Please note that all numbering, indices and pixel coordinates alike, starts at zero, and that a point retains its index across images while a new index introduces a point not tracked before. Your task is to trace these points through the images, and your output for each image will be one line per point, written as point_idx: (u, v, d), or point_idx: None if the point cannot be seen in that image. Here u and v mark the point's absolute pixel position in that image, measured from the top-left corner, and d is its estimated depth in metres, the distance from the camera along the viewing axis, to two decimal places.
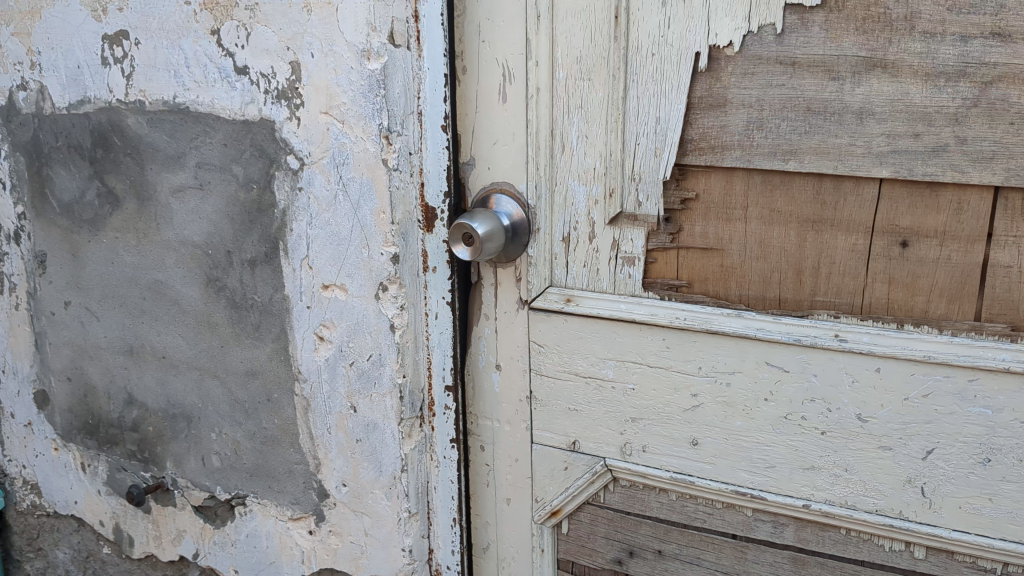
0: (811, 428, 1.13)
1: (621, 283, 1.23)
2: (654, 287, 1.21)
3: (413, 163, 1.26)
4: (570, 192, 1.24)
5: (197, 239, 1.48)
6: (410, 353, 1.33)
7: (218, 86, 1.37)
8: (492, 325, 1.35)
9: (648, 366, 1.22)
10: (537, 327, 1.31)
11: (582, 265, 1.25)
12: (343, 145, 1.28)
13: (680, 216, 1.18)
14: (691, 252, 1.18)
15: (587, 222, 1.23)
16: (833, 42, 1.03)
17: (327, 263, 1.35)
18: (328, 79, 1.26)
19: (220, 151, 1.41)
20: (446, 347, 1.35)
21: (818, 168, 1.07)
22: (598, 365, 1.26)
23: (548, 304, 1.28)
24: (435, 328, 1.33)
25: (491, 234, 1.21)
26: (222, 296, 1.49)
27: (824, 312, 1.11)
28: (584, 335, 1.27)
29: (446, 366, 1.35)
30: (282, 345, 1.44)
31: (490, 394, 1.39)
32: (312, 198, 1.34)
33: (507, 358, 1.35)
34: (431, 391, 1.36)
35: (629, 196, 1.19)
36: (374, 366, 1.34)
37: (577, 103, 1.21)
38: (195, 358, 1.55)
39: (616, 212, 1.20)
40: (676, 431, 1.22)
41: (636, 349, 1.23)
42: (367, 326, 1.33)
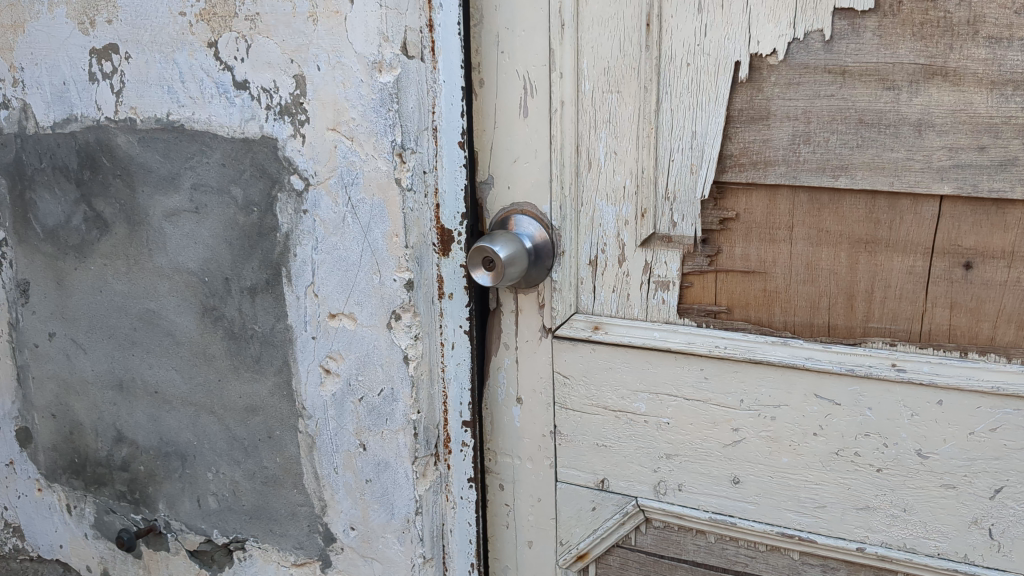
0: (865, 465, 1.05)
1: (654, 309, 1.15)
2: (690, 313, 1.13)
3: (428, 183, 1.18)
4: (598, 212, 1.16)
5: (192, 265, 1.39)
6: (425, 386, 1.24)
7: (215, 102, 1.29)
8: (512, 355, 1.26)
9: (684, 399, 1.14)
10: (561, 357, 1.22)
11: (611, 290, 1.17)
12: (352, 164, 1.19)
13: (719, 237, 1.10)
14: (730, 276, 1.10)
15: (616, 245, 1.15)
16: (887, 49, 0.95)
17: (334, 289, 1.26)
18: (336, 93, 1.18)
19: (217, 171, 1.32)
20: (464, 380, 1.26)
21: (873, 184, 0.99)
22: (629, 398, 1.18)
23: (574, 332, 1.20)
24: (451, 358, 1.24)
25: (513, 258, 1.14)
26: (219, 326, 1.39)
27: (878, 339, 1.03)
28: (613, 365, 1.18)
29: (464, 399, 1.26)
30: (283, 379, 1.34)
31: (510, 428, 1.30)
32: (317, 220, 1.25)
33: (528, 391, 1.26)
34: (447, 427, 1.27)
35: (663, 216, 1.11)
36: (386, 401, 1.26)
37: (604, 117, 1.13)
38: (190, 393, 1.46)
39: (648, 233, 1.13)
40: (715, 469, 1.14)
41: (671, 381, 1.14)
42: (378, 357, 1.25)
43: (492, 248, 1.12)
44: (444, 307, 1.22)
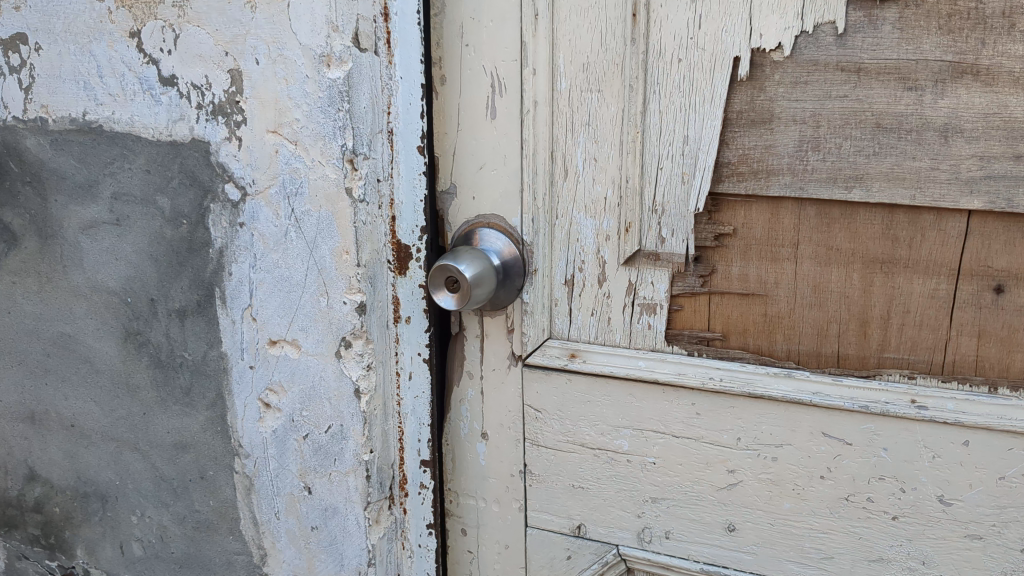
0: (879, 513, 0.93)
1: (638, 335, 1.02)
2: (679, 340, 1.01)
3: (381, 193, 1.04)
4: (575, 226, 1.03)
5: (113, 284, 1.23)
6: (379, 422, 1.10)
7: (139, 99, 1.13)
8: (477, 386, 1.13)
9: (672, 436, 1.01)
10: (533, 389, 1.09)
11: (590, 313, 1.05)
12: (296, 171, 1.05)
13: (713, 255, 0.98)
14: (726, 298, 0.98)
15: (595, 263, 1.03)
16: (909, 44, 0.84)
17: (275, 312, 1.11)
18: (277, 90, 1.03)
19: (141, 178, 1.16)
20: (423, 414, 1.11)
21: (891, 197, 0.88)
22: (610, 435, 1.05)
23: (548, 360, 1.06)
24: (408, 390, 1.10)
25: (479, 277, 1.00)
26: (144, 353, 1.23)
27: (894, 372, 0.91)
28: (591, 398, 1.05)
29: (422, 435, 1.12)
30: (217, 413, 1.19)
31: (474, 467, 1.16)
32: (256, 234, 1.10)
33: (495, 426, 1.13)
34: (403, 466, 1.13)
35: (649, 231, 0.99)
36: (334, 439, 1.11)
37: (583, 119, 1.00)
38: (112, 427, 1.29)
39: (633, 250, 1.00)
40: (708, 515, 1.02)
41: (658, 416, 1.01)
42: (325, 389, 1.10)
43: (456, 266, 0.99)
44: (400, 332, 1.09)
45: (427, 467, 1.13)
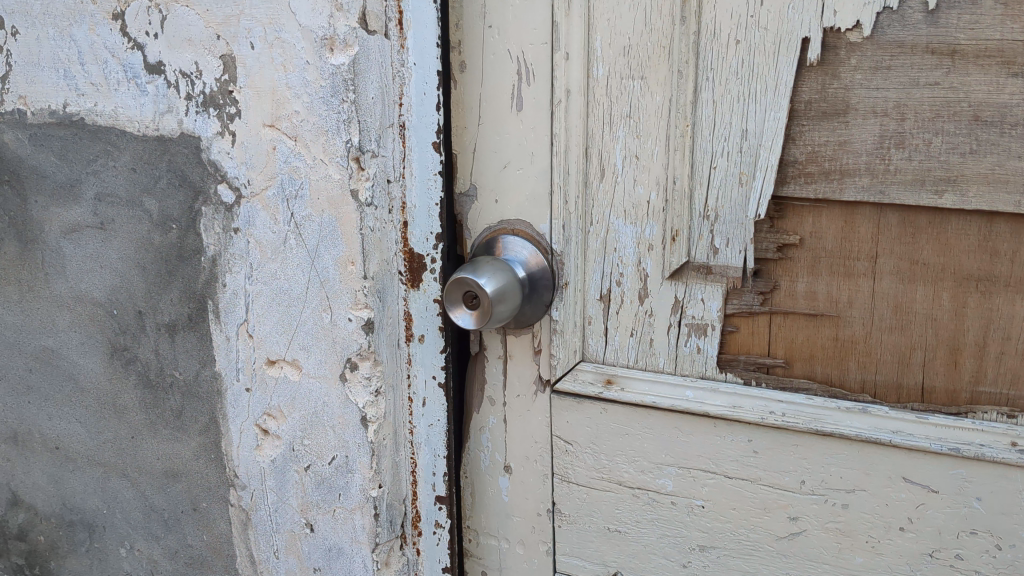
0: (969, 572, 0.81)
1: (685, 360, 0.89)
2: (734, 368, 0.88)
3: (392, 195, 0.91)
4: (613, 233, 0.90)
5: (97, 294, 1.11)
6: (389, 454, 0.97)
7: (123, 89, 1.01)
8: (499, 414, 1.00)
9: (724, 476, 0.89)
10: (562, 419, 0.96)
11: (629, 333, 0.91)
12: (295, 170, 0.92)
13: (775, 269, 0.85)
14: (789, 320, 0.85)
15: (635, 275, 0.90)
16: (1017, 21, 0.70)
17: (273, 329, 0.99)
18: (274, 79, 0.91)
19: (126, 178, 1.04)
20: (438, 445, 0.98)
21: (991, 203, 0.74)
22: (651, 473, 0.92)
23: (581, 387, 0.94)
24: (422, 417, 0.98)
25: (503, 293, 0.88)
26: (131, 370, 1.11)
27: (990, 409, 0.78)
28: (630, 431, 0.92)
29: (437, 468, 0.99)
30: (210, 440, 1.07)
31: (496, 503, 1.03)
32: (251, 240, 0.97)
33: (520, 458, 1.00)
34: (417, 503, 1.00)
35: (699, 240, 0.86)
36: (338, 472, 0.99)
37: (623, 110, 0.87)
38: (98, 451, 1.18)
39: (680, 263, 0.88)
40: (764, 567, 0.90)
41: (708, 454, 0.89)
42: (328, 416, 0.98)
43: (477, 279, 0.86)
44: (412, 351, 0.96)
45: (443, 504, 1.00)
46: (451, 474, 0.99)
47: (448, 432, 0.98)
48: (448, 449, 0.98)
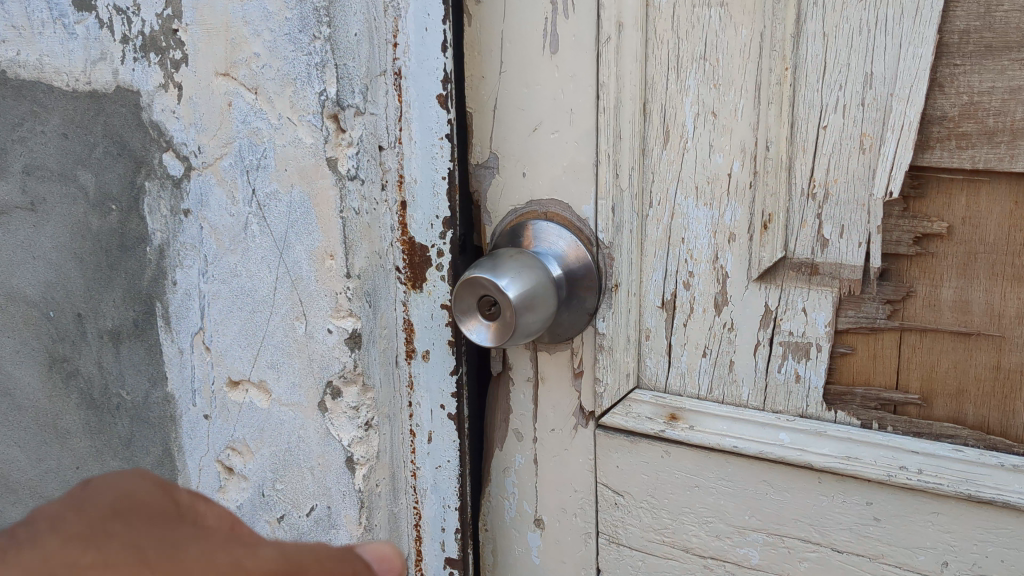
0: None
1: (777, 392, 0.66)
2: (847, 405, 0.64)
3: (384, 165, 0.69)
4: (681, 217, 0.67)
5: (29, 292, 0.89)
6: (385, 504, 0.76)
7: (48, 31, 0.79)
8: (526, 453, 0.77)
9: (831, 550, 0.66)
10: (610, 463, 0.74)
11: (700, 352, 0.69)
12: (255, 134, 0.70)
13: (911, 269, 0.61)
14: (930, 340, 0.61)
15: (711, 275, 0.67)
16: None
17: (235, 342, 0.77)
18: (226, 12, 0.68)
19: (58, 146, 0.83)
20: (448, 494, 0.76)
21: None
22: (730, 540, 0.70)
23: (635, 423, 0.71)
24: (427, 456, 0.76)
25: (530, 300, 0.65)
26: (73, 387, 0.90)
27: None
28: (701, 483, 0.70)
29: (447, 522, 0.77)
30: (167, 475, 0.86)
31: (524, 564, 0.80)
32: (204, 226, 0.75)
33: (554, 511, 0.77)
34: (422, 564, 0.79)
35: (801, 228, 0.63)
36: (319, 527, 0.77)
37: (695, 50, 0.63)
38: (40, 482, 0.97)
39: (774, 262, 0.64)
40: None
41: (809, 519, 0.66)
42: (305, 455, 0.75)
43: (493, 279, 0.63)
44: (414, 370, 0.74)
45: (454, 568, 0.78)
46: (463, 532, 0.77)
47: (461, 478, 0.75)
48: (460, 500, 0.76)
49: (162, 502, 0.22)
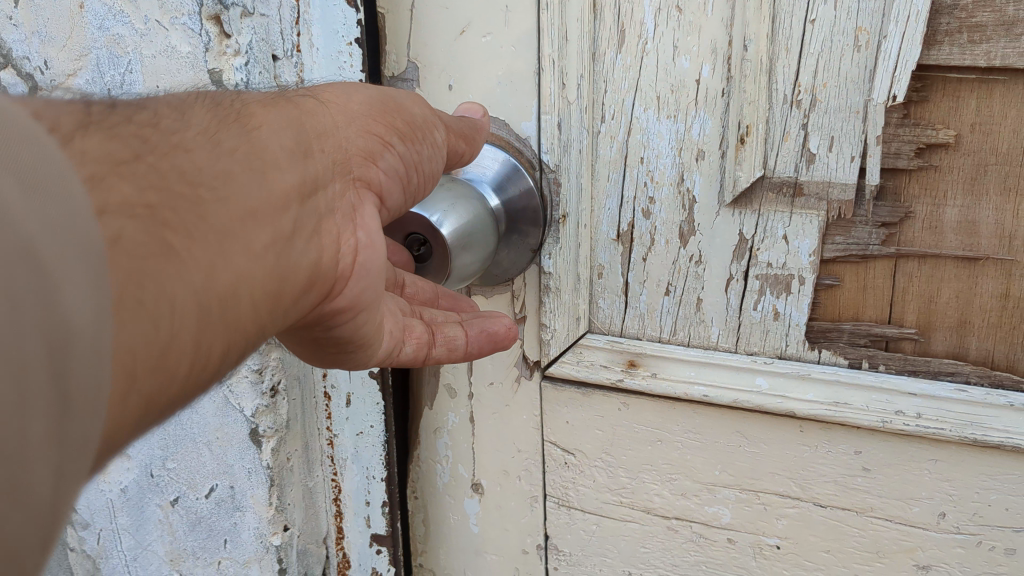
0: None
1: (752, 332, 0.58)
2: (833, 343, 0.57)
3: (280, 79, 0.58)
4: (638, 133, 0.58)
5: None
6: (299, 479, 0.65)
7: None
8: (460, 410, 0.67)
9: (814, 505, 0.59)
10: (559, 418, 0.65)
11: (662, 289, 0.60)
12: (118, 43, 0.57)
13: (910, 186, 0.53)
14: (929, 267, 0.54)
15: (675, 200, 0.58)
16: None
17: None
18: None
19: None
20: (373, 464, 0.66)
21: None
22: (697, 499, 0.62)
23: (587, 373, 0.62)
24: (345, 422, 0.65)
25: (468, 238, 0.55)
26: None
27: None
28: (665, 437, 0.62)
29: (372, 495, 0.67)
30: None
31: (460, 534, 0.71)
32: None
33: (495, 473, 0.68)
34: (343, 544, 0.69)
35: (783, 141, 0.54)
36: (220, 510, 0.65)
37: None
38: None
39: (752, 182, 0.55)
40: None
41: (790, 473, 0.59)
42: (199, 430, 0.63)
43: (427, 213, 0.53)
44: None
45: (382, 546, 0.69)
46: (392, 506, 0.67)
47: (387, 444, 0.65)
48: (387, 470, 0.66)
49: (296, 107, 0.39)
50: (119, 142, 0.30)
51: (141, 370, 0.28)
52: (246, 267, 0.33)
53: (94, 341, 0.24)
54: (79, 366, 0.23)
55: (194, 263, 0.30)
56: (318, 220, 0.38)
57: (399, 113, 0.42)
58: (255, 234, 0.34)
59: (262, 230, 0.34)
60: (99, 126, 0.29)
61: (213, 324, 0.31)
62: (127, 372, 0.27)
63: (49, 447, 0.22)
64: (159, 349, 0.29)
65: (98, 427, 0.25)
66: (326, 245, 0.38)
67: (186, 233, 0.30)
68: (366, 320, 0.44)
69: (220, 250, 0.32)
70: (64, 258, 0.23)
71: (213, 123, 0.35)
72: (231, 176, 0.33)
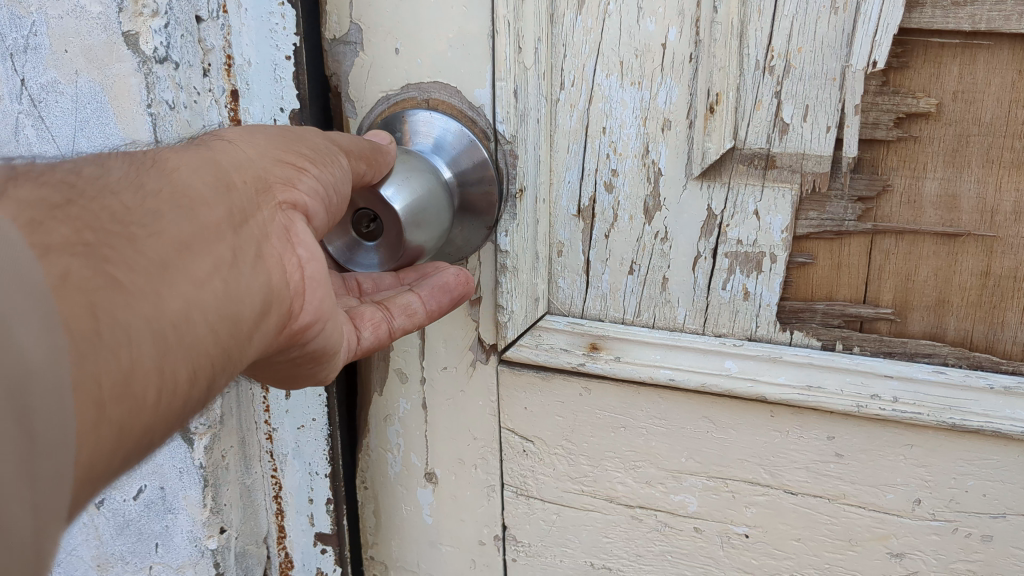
0: None
1: (720, 313, 0.55)
2: (806, 324, 0.54)
3: (205, 44, 0.53)
4: (600, 102, 0.54)
5: None
6: (234, 478, 0.60)
7: None
8: (411, 397, 0.63)
9: (785, 493, 0.56)
10: (517, 404, 0.61)
11: (625, 269, 0.57)
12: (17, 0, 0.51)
13: (888, 157, 0.50)
14: (908, 244, 0.51)
15: (639, 173, 0.54)
16: None
17: None
18: None
19: None
20: (316, 460, 0.63)
21: None
22: (662, 486, 0.59)
23: (547, 357, 0.59)
24: (285, 415, 0.61)
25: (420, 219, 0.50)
26: None
27: None
28: (630, 422, 0.59)
29: (315, 493, 0.64)
30: None
31: (413, 526, 0.67)
32: None
33: (448, 463, 0.64)
34: (285, 544, 0.66)
35: (755, 110, 0.50)
36: (150, 513, 0.60)
37: None
38: None
39: (722, 154, 0.52)
40: None
41: (760, 459, 0.56)
42: None
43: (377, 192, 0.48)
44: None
45: (327, 545, 0.66)
46: (336, 502, 0.64)
47: (330, 438, 0.62)
48: (331, 466, 0.63)
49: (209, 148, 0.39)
50: (50, 189, 0.30)
51: (105, 397, 0.28)
52: (198, 293, 0.33)
53: (52, 374, 0.25)
54: (38, 406, 0.24)
55: (142, 295, 0.30)
56: (259, 244, 0.37)
57: (301, 143, 0.42)
58: (198, 263, 0.33)
59: (206, 258, 0.34)
60: (27, 183, 0.30)
61: (171, 349, 0.31)
62: (90, 403, 0.27)
63: (19, 489, 0.23)
64: (118, 376, 0.28)
65: (65, 465, 0.26)
66: (269, 268, 0.37)
67: (127, 268, 0.30)
68: (333, 329, 0.43)
69: (166, 279, 0.31)
70: (9, 302, 0.24)
71: (135, 170, 0.35)
72: (164, 211, 0.33)
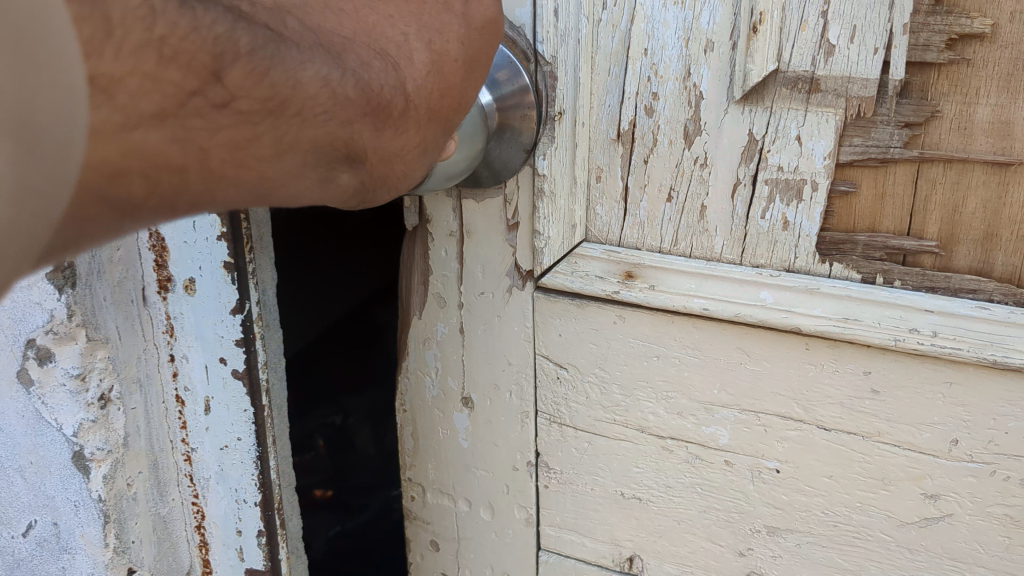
0: None
1: (759, 243, 0.54)
2: (847, 256, 0.52)
3: None
4: (642, 22, 0.53)
5: None
6: (144, 508, 0.64)
7: None
8: (450, 321, 0.64)
9: (818, 429, 0.55)
10: (552, 331, 0.61)
11: (664, 197, 0.56)
12: None
13: (939, 82, 0.47)
14: (955, 175, 0.49)
15: (680, 96, 0.53)
16: None
17: None
18: None
19: None
20: (240, 487, 0.68)
21: None
22: (695, 419, 0.59)
23: (583, 284, 0.58)
24: (205, 437, 0.67)
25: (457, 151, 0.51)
26: None
27: None
28: (664, 352, 0.58)
29: (241, 523, 0.69)
30: None
31: (450, 450, 0.68)
32: None
33: (483, 388, 0.65)
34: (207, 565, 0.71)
35: (801, 31, 0.49)
36: (46, 554, 0.63)
37: None
38: None
39: (765, 77, 0.50)
40: (872, 566, 0.57)
41: (794, 394, 0.55)
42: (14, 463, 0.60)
43: None
44: (172, 311, 0.63)
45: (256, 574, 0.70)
46: (266, 534, 0.69)
47: (255, 461, 0.67)
48: (257, 493, 0.68)
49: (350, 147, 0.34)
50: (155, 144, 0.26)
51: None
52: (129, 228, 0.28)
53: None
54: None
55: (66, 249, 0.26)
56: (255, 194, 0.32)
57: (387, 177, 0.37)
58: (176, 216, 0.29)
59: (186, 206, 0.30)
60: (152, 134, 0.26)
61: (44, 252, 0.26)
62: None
63: None
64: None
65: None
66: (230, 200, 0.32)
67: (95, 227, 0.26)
68: None
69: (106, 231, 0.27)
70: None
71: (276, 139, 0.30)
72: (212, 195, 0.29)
